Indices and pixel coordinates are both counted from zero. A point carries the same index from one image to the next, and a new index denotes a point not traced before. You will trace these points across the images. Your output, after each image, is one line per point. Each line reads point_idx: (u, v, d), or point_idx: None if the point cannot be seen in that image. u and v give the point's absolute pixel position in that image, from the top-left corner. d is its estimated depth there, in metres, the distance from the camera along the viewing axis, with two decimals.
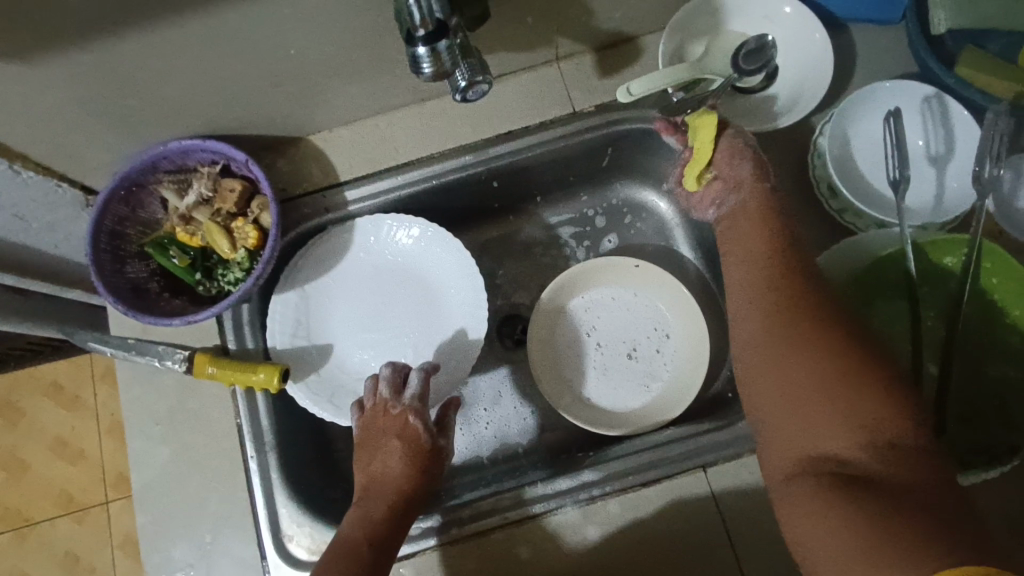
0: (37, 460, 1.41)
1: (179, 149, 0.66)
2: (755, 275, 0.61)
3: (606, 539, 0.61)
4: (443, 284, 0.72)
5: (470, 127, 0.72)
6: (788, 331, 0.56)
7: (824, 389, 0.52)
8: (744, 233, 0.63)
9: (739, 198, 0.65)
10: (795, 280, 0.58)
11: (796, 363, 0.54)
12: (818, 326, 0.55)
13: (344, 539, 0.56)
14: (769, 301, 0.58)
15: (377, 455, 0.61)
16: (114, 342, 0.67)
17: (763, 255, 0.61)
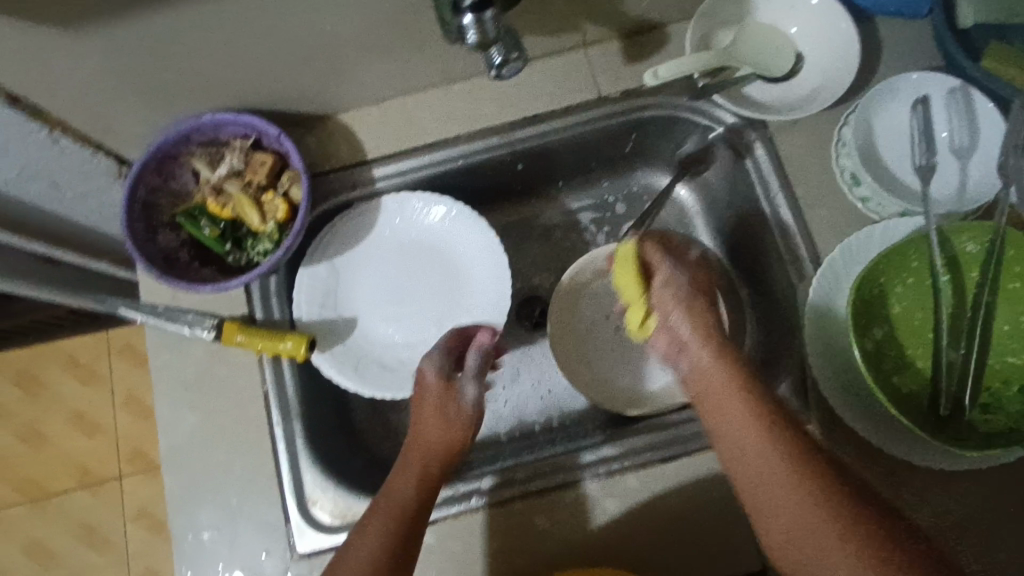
0: (55, 432, 1.43)
1: (212, 122, 0.67)
2: (755, 464, 0.52)
3: (622, 512, 0.62)
4: (466, 262, 0.74)
5: (496, 108, 0.73)
6: (806, 516, 0.49)
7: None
8: (722, 397, 0.56)
9: (707, 367, 0.59)
10: (792, 449, 0.52)
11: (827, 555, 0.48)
12: (835, 517, 0.48)
13: (395, 503, 0.57)
14: (774, 474, 0.51)
15: (434, 417, 0.63)
16: (145, 309, 0.69)
17: (751, 425, 0.54)
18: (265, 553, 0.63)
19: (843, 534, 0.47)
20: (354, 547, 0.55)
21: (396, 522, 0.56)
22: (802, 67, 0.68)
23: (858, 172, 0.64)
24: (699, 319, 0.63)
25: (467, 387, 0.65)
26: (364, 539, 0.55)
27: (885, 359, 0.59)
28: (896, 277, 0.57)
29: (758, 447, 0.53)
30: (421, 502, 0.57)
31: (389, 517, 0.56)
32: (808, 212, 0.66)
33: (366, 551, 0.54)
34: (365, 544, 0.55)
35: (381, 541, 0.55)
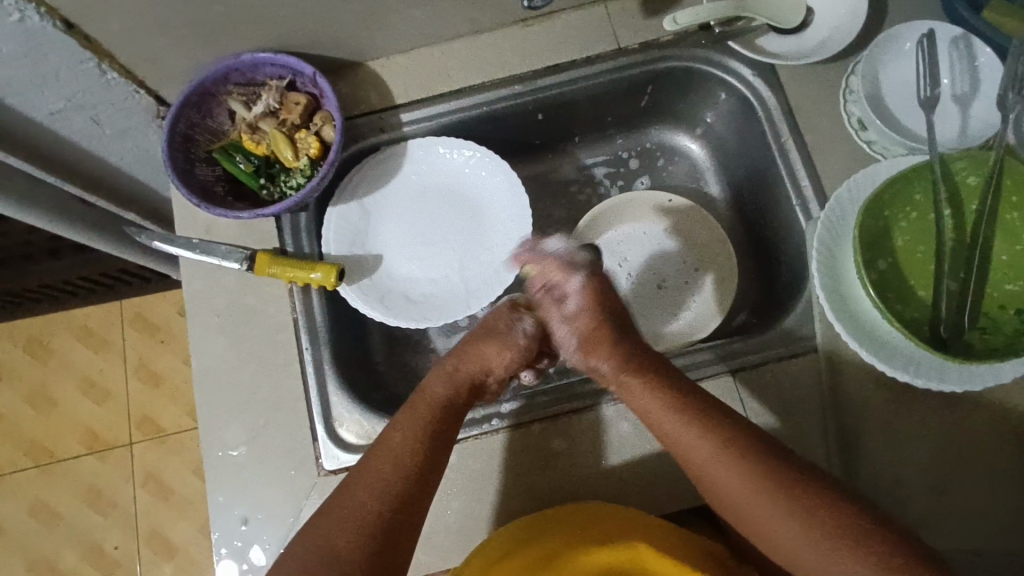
0: (66, 397, 1.44)
1: (251, 62, 0.70)
2: (700, 455, 0.55)
3: (637, 435, 0.65)
4: (488, 205, 0.77)
5: (520, 58, 0.76)
6: (749, 497, 0.53)
7: (810, 537, 0.50)
8: (656, 411, 0.58)
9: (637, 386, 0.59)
10: (728, 439, 0.54)
11: (774, 529, 0.52)
12: (765, 479, 0.52)
13: (430, 395, 0.60)
14: (714, 461, 0.54)
15: (488, 343, 0.64)
16: (180, 241, 0.72)
17: (687, 424, 0.56)
18: (294, 469, 0.65)
19: (784, 509, 0.51)
20: (384, 437, 0.58)
21: (423, 418, 0.58)
22: (811, 21, 0.72)
23: (864, 118, 0.68)
24: (603, 335, 0.63)
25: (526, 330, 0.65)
26: (395, 429, 0.58)
27: (890, 288, 0.62)
28: (901, 207, 0.60)
29: (699, 447, 0.55)
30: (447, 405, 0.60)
31: (419, 415, 0.59)
32: (817, 156, 0.69)
33: (395, 440, 0.57)
34: (394, 434, 0.57)
35: (409, 433, 0.57)
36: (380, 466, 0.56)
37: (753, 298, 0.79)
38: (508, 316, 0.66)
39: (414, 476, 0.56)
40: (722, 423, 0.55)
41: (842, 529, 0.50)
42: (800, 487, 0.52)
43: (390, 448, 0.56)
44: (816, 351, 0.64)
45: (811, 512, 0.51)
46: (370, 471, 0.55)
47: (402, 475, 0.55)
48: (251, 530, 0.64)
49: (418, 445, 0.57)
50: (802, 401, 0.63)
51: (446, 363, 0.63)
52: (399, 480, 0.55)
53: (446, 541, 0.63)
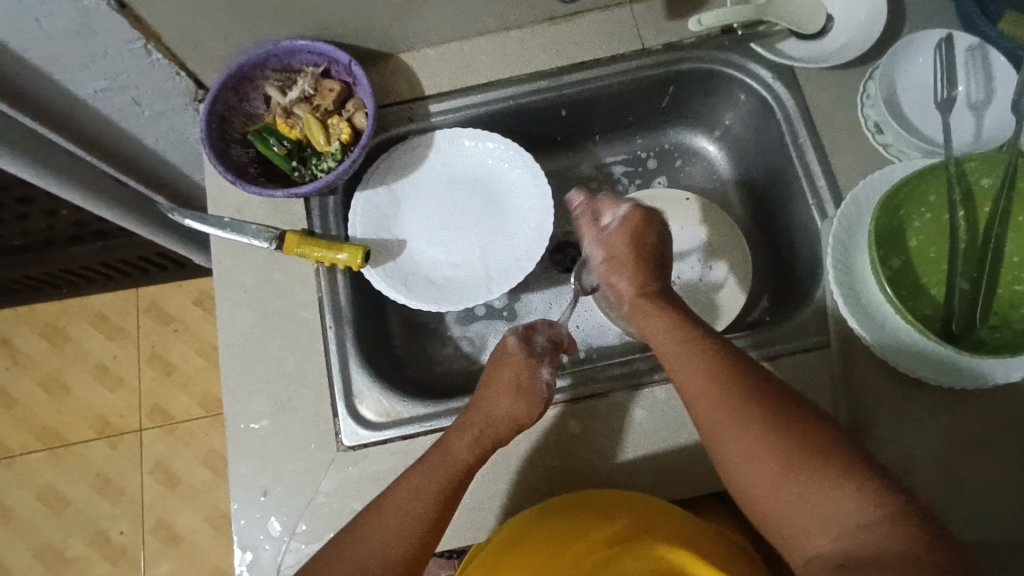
0: (79, 382, 1.46)
1: (289, 49, 0.73)
2: (696, 373, 0.57)
3: (650, 421, 0.67)
4: (510, 196, 0.79)
5: (546, 55, 0.79)
6: (726, 407, 0.54)
7: (779, 448, 0.51)
8: (663, 332, 0.61)
9: (648, 315, 0.63)
10: (715, 354, 0.57)
11: (745, 441, 0.52)
12: (742, 390, 0.54)
13: (448, 454, 0.60)
14: (710, 377, 0.56)
15: (510, 399, 0.63)
16: (211, 220, 0.74)
17: (680, 339, 0.59)
18: (314, 442, 0.67)
19: (759, 419, 0.52)
20: (394, 495, 0.57)
21: (443, 481, 0.58)
22: (831, 27, 0.74)
23: (881, 121, 0.70)
24: (632, 273, 0.66)
25: (546, 380, 0.66)
26: (408, 490, 0.57)
27: (902, 286, 0.63)
28: (916, 207, 0.62)
29: (687, 358, 0.58)
30: (473, 465, 0.60)
31: (437, 476, 0.58)
32: (834, 157, 0.71)
33: (409, 502, 0.57)
34: (408, 494, 0.57)
35: (427, 496, 0.57)
36: (388, 527, 0.55)
37: (766, 297, 0.81)
38: (524, 365, 0.66)
39: (425, 536, 0.56)
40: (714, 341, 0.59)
41: (814, 443, 0.50)
42: (775, 402, 0.53)
43: (402, 509, 0.56)
44: (829, 344, 0.66)
45: (784, 424, 0.52)
46: (377, 529, 0.55)
47: (411, 537, 0.55)
48: (269, 502, 0.65)
49: (433, 507, 0.57)
50: (814, 393, 0.65)
51: (472, 423, 0.62)
52: (409, 542, 0.55)
53: (461, 518, 0.65)
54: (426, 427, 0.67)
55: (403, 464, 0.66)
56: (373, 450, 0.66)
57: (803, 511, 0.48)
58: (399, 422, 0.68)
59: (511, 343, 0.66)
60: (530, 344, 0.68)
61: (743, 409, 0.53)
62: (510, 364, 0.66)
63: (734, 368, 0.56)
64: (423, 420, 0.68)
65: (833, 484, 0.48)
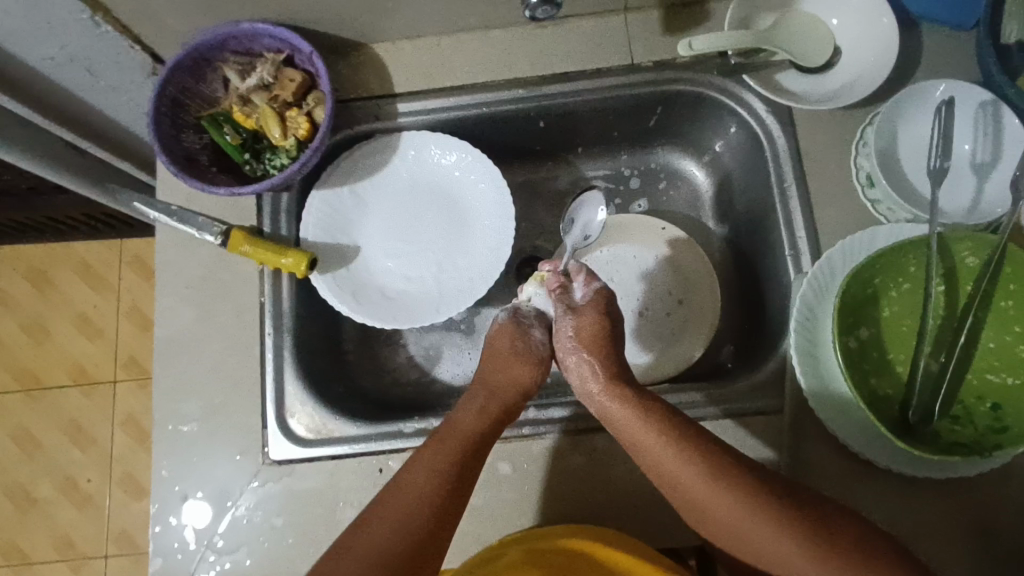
0: (60, 329, 1.40)
1: (249, 32, 0.68)
2: (677, 471, 0.54)
3: (587, 471, 0.64)
4: (475, 211, 0.76)
5: (528, 61, 0.73)
6: (715, 499, 0.53)
7: (772, 536, 0.50)
8: (631, 421, 0.57)
9: (618, 411, 0.59)
10: (698, 448, 0.54)
11: (753, 536, 0.51)
12: (733, 488, 0.52)
13: (454, 424, 0.60)
14: (692, 480, 0.53)
15: (511, 363, 0.65)
16: (159, 206, 0.70)
17: (648, 431, 0.56)
18: (239, 453, 0.65)
19: (756, 514, 0.51)
20: (408, 473, 0.57)
21: (451, 455, 0.58)
22: (837, 63, 0.68)
23: (872, 175, 0.64)
24: (593, 329, 0.63)
25: (541, 339, 0.67)
26: (421, 461, 0.57)
27: (866, 359, 0.60)
28: (891, 279, 0.58)
29: (659, 455, 0.55)
30: (480, 436, 0.60)
31: (449, 443, 0.58)
32: (818, 208, 0.66)
33: (422, 471, 0.56)
34: (422, 464, 0.57)
35: (438, 465, 0.57)
36: (407, 502, 0.55)
37: (731, 341, 0.77)
38: (516, 336, 0.67)
39: (448, 503, 0.56)
40: (681, 428, 0.56)
41: (807, 522, 0.50)
42: (768, 488, 0.52)
43: (416, 475, 0.56)
44: (780, 411, 0.62)
45: (777, 515, 0.51)
46: (396, 507, 0.55)
47: (428, 507, 0.55)
48: (190, 508, 0.64)
49: (447, 476, 0.56)
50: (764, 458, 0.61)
51: (478, 393, 0.63)
52: (429, 508, 0.55)
53: None
54: (356, 449, 0.65)
55: (327, 485, 0.64)
56: (298, 467, 0.65)
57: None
58: (329, 441, 0.66)
59: (502, 318, 0.67)
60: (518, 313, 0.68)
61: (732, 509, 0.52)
62: (505, 336, 0.67)
63: (710, 463, 0.54)
64: (355, 441, 0.66)
65: (826, 566, 0.49)
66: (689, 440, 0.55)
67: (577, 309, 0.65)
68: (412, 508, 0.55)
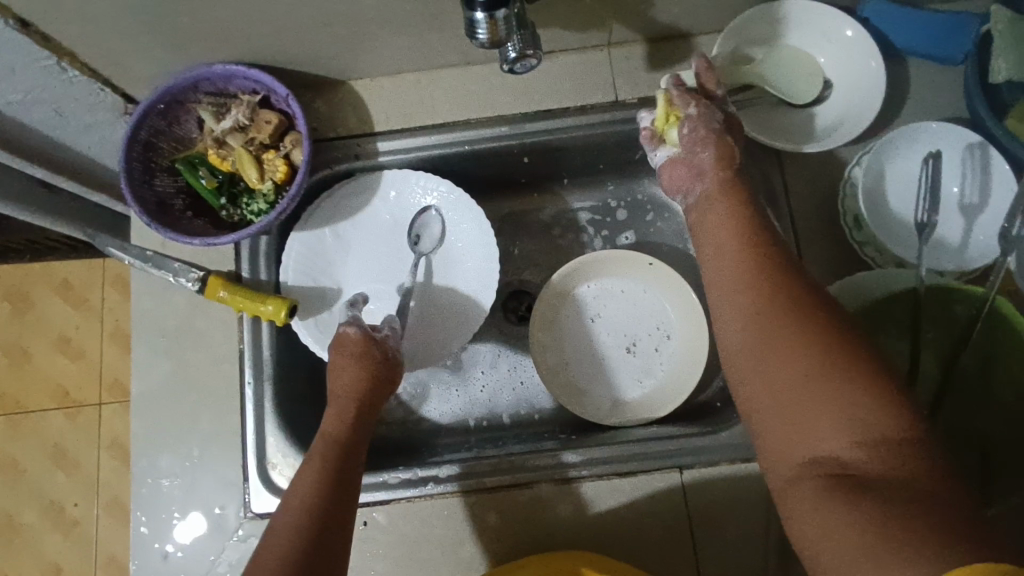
0: (39, 350, 1.27)
1: (223, 73, 0.66)
2: (748, 293, 0.52)
3: (575, 518, 0.64)
4: (459, 250, 0.75)
5: (511, 98, 0.72)
6: (774, 328, 0.49)
7: (806, 376, 0.46)
8: (722, 219, 0.57)
9: (724, 221, 0.57)
10: (786, 280, 0.51)
11: (783, 375, 0.47)
12: (803, 325, 0.48)
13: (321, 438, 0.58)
14: (759, 304, 0.51)
15: (348, 367, 0.61)
16: (133, 250, 0.69)
17: (743, 252, 0.54)
18: (220, 507, 0.64)
19: (804, 355, 0.47)
20: (290, 492, 0.54)
21: (325, 466, 0.55)
22: (822, 103, 0.67)
23: (860, 217, 0.63)
24: (722, 150, 0.60)
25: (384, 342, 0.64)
26: (298, 481, 0.55)
27: None
28: (881, 325, 0.59)
29: (741, 270, 0.53)
30: (352, 433, 0.58)
31: (319, 458, 0.56)
32: (805, 249, 0.66)
33: (303, 485, 0.54)
34: (300, 483, 0.54)
35: (320, 473, 0.55)
36: (293, 512, 0.52)
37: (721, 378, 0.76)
38: (367, 346, 0.63)
39: (330, 508, 0.53)
40: (778, 260, 0.53)
41: (842, 362, 0.46)
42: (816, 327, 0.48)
43: (298, 494, 0.54)
44: None
45: (827, 356, 0.46)
46: (286, 517, 0.52)
47: (313, 513, 0.52)
48: (170, 565, 0.63)
49: (329, 473, 0.55)
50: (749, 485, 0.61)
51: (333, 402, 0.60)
52: (310, 517, 0.52)
53: None
54: None
55: None
56: None
57: (809, 441, 0.45)
58: None
59: (345, 334, 0.63)
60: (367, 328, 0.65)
61: (786, 345, 0.48)
62: (353, 350, 0.63)
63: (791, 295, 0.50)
64: None
65: (842, 410, 0.44)
66: (783, 273, 0.52)
67: (698, 120, 0.61)
68: (303, 515, 0.52)
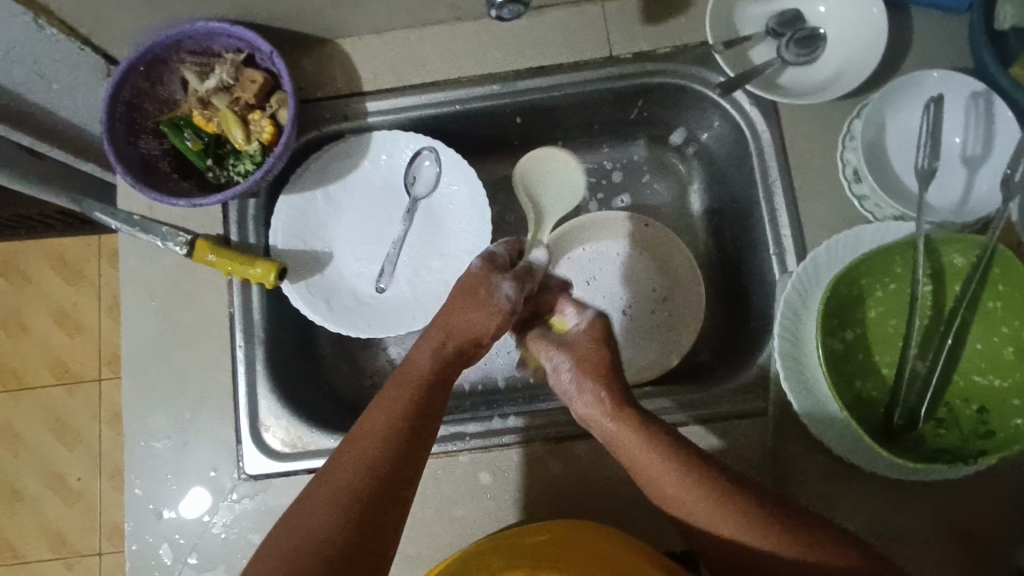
0: (38, 324, 1.27)
1: (206, 31, 0.64)
2: (678, 498, 0.53)
3: (568, 477, 0.63)
4: (451, 213, 0.73)
5: (502, 54, 0.70)
6: (723, 531, 0.51)
7: (766, 555, 0.49)
8: (622, 441, 0.56)
9: (611, 423, 0.57)
10: (706, 482, 0.52)
11: (745, 555, 0.51)
12: (743, 523, 0.50)
13: (409, 368, 0.58)
14: (699, 515, 0.52)
15: (468, 308, 0.61)
16: (120, 216, 0.67)
17: (653, 458, 0.54)
18: (213, 469, 0.64)
19: (755, 538, 0.50)
20: (356, 431, 0.53)
21: (410, 405, 0.54)
22: (822, 54, 0.65)
23: (859, 169, 0.62)
24: (589, 364, 0.61)
25: (507, 292, 0.63)
26: (376, 414, 0.54)
27: (850, 361, 0.58)
28: (880, 278, 0.56)
29: (665, 478, 0.53)
30: (431, 377, 0.57)
31: (407, 395, 0.55)
32: (802, 205, 0.64)
33: (383, 415, 0.53)
34: (378, 417, 0.53)
35: (400, 407, 0.54)
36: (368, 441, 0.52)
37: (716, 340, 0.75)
38: (486, 280, 0.63)
39: (404, 457, 0.52)
40: (685, 457, 0.53)
41: (789, 535, 0.49)
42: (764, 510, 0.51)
43: (371, 435, 0.52)
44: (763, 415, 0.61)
45: (775, 540, 0.49)
46: (363, 442, 0.52)
47: (382, 462, 0.51)
48: (164, 524, 0.63)
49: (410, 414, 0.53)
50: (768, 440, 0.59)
51: (435, 336, 0.60)
52: (384, 466, 0.51)
53: None
54: None
55: None
56: (275, 481, 0.63)
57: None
58: (306, 454, 0.64)
59: (475, 263, 0.63)
60: (494, 261, 0.66)
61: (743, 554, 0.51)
62: (475, 277, 0.63)
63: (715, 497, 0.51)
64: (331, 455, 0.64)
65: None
66: (703, 471, 0.53)
67: (568, 345, 0.64)
68: (371, 462, 0.51)
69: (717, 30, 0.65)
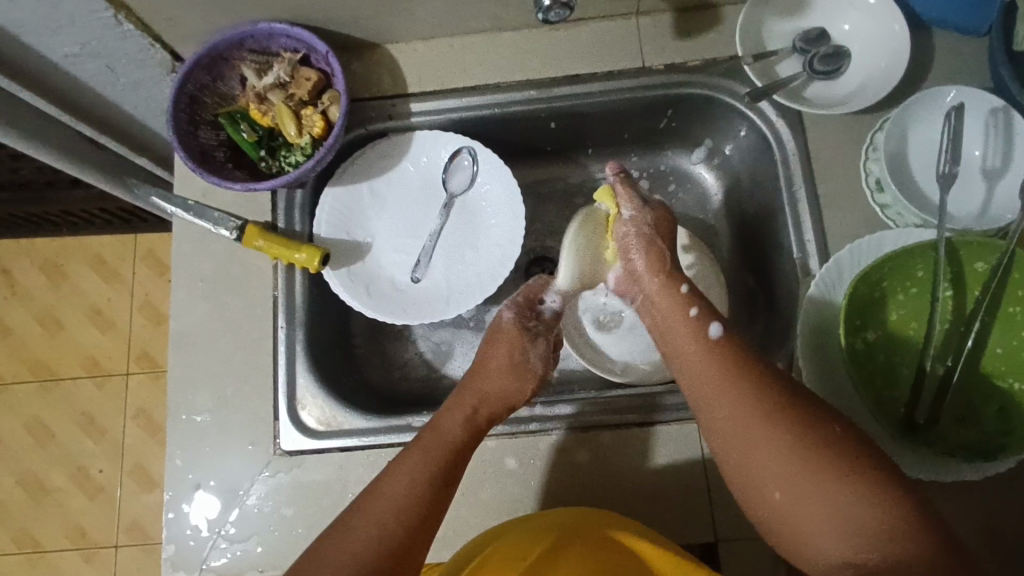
0: (72, 320, 1.31)
1: (267, 31, 0.69)
2: (708, 381, 0.55)
3: (591, 467, 0.65)
4: (486, 211, 0.77)
5: (540, 63, 0.74)
6: (751, 427, 0.52)
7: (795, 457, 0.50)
8: (665, 310, 0.61)
9: (655, 292, 0.63)
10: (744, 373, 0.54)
11: (774, 461, 0.50)
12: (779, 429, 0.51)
13: (437, 430, 0.61)
14: (734, 409, 0.53)
15: (497, 374, 0.65)
16: (177, 201, 0.71)
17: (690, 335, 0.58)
18: (251, 444, 0.66)
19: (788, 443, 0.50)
20: (390, 479, 0.57)
21: (439, 454, 0.58)
22: (846, 69, 0.68)
23: (882, 179, 0.65)
24: (653, 254, 0.64)
25: (539, 355, 0.68)
26: (406, 465, 0.57)
27: (874, 362, 0.60)
28: (904, 280, 0.58)
29: (700, 358, 0.56)
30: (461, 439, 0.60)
31: (434, 450, 0.59)
32: (826, 211, 0.67)
33: (402, 488, 0.56)
34: (405, 471, 0.57)
35: (425, 475, 0.57)
36: (380, 511, 0.55)
37: (738, 343, 0.77)
38: (519, 341, 0.67)
39: (427, 505, 0.56)
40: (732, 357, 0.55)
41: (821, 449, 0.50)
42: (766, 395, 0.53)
43: (397, 484, 0.56)
44: None
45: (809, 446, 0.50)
46: (373, 513, 0.55)
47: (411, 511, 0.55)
48: (200, 496, 0.65)
49: (433, 481, 0.57)
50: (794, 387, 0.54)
51: (463, 398, 0.63)
52: (410, 516, 0.55)
53: None
54: (365, 442, 0.66)
55: (336, 477, 0.65)
56: (309, 458, 0.66)
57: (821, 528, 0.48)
58: (339, 433, 0.67)
59: (505, 323, 0.68)
60: (525, 321, 0.69)
61: (776, 450, 0.50)
62: (503, 347, 0.67)
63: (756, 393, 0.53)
64: (363, 435, 0.67)
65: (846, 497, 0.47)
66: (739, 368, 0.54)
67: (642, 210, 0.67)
68: (398, 505, 0.55)
69: (747, 45, 0.69)
